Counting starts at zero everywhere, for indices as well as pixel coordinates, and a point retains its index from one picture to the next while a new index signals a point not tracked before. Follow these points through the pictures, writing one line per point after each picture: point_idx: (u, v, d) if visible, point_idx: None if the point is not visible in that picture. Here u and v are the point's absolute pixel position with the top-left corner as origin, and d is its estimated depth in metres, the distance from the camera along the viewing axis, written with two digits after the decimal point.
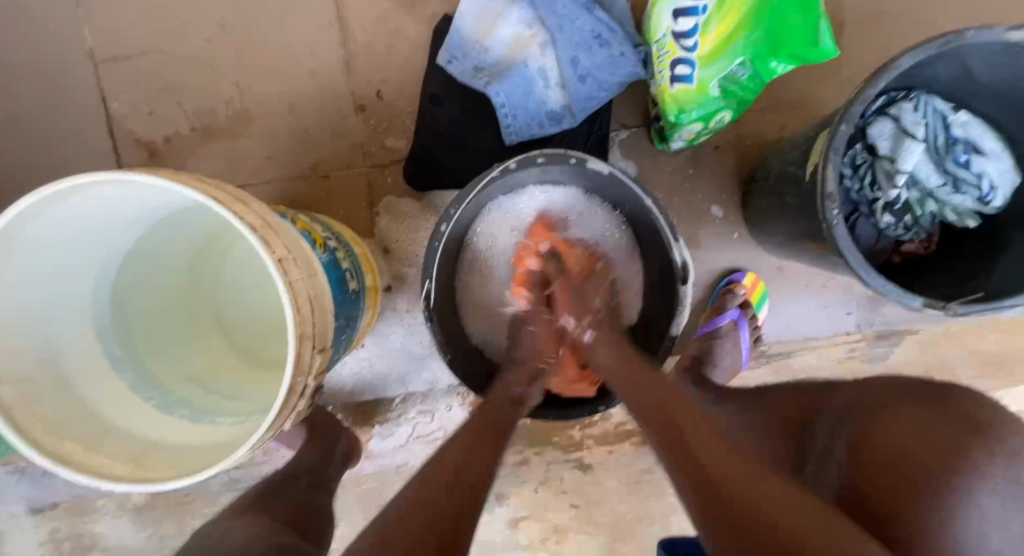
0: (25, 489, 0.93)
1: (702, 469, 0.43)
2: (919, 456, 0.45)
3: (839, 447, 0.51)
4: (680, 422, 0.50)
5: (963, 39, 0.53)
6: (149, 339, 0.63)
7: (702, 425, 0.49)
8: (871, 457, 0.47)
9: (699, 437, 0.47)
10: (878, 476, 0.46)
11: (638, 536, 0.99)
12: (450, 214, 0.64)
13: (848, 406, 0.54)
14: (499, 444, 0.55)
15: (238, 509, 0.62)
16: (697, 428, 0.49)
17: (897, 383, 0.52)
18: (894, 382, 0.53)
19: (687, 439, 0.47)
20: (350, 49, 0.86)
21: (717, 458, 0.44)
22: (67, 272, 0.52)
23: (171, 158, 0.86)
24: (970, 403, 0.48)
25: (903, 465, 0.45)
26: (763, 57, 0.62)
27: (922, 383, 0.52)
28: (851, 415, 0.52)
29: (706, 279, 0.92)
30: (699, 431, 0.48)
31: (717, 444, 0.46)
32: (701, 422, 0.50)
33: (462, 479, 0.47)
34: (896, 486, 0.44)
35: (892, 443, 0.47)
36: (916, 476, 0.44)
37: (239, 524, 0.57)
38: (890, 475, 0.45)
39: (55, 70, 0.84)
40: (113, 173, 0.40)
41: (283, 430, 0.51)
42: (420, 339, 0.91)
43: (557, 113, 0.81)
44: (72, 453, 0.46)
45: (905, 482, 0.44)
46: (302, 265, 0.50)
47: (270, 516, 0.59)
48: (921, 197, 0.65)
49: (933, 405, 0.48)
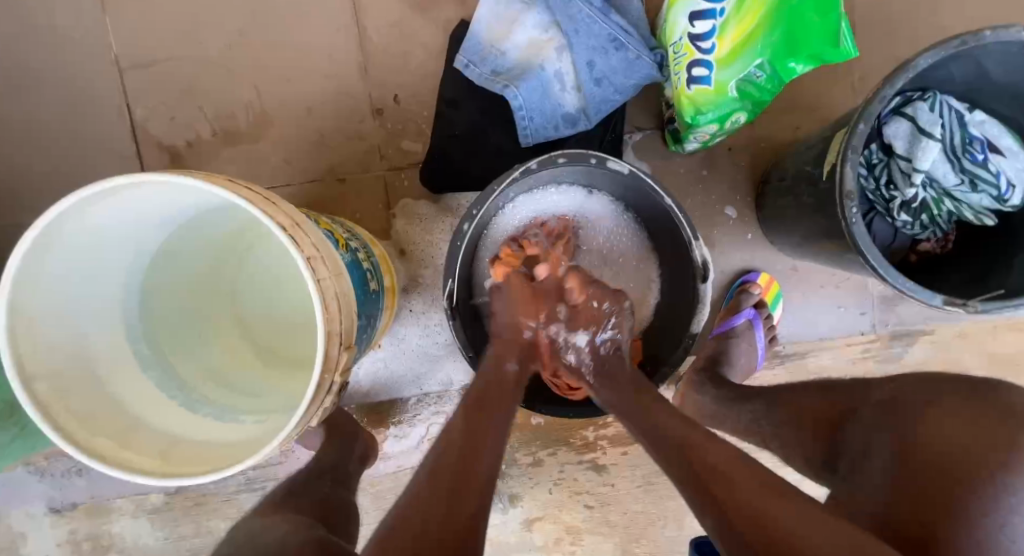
0: (47, 489, 0.95)
1: (705, 467, 0.45)
2: (966, 458, 0.45)
3: (876, 446, 0.52)
4: (680, 426, 0.51)
5: (981, 38, 0.53)
6: (175, 339, 0.64)
7: (694, 427, 0.51)
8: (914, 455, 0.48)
9: (696, 439, 0.48)
10: (920, 473, 0.46)
11: (652, 538, 0.99)
12: (472, 214, 0.65)
13: (885, 404, 0.54)
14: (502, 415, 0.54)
15: (270, 504, 0.63)
16: (706, 439, 0.48)
17: (938, 380, 0.52)
18: (931, 379, 0.53)
19: (688, 440, 0.48)
20: (367, 54, 0.88)
21: (726, 467, 0.44)
22: (97, 270, 0.53)
23: (193, 162, 0.87)
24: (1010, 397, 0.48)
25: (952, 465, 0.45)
26: (781, 57, 0.62)
27: (962, 378, 0.52)
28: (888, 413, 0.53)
29: (719, 280, 0.93)
30: (698, 434, 0.49)
31: (718, 444, 0.47)
32: (692, 425, 0.51)
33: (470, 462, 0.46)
34: (936, 483, 0.45)
35: (939, 443, 0.47)
36: (970, 479, 0.44)
37: (267, 521, 0.57)
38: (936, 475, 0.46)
39: (81, 76, 0.86)
40: (149, 174, 0.41)
41: (309, 427, 0.52)
42: (435, 340, 0.91)
43: (573, 115, 0.82)
44: (104, 448, 0.47)
45: (953, 484, 0.44)
46: (329, 264, 0.51)
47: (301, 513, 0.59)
48: (938, 196, 0.67)
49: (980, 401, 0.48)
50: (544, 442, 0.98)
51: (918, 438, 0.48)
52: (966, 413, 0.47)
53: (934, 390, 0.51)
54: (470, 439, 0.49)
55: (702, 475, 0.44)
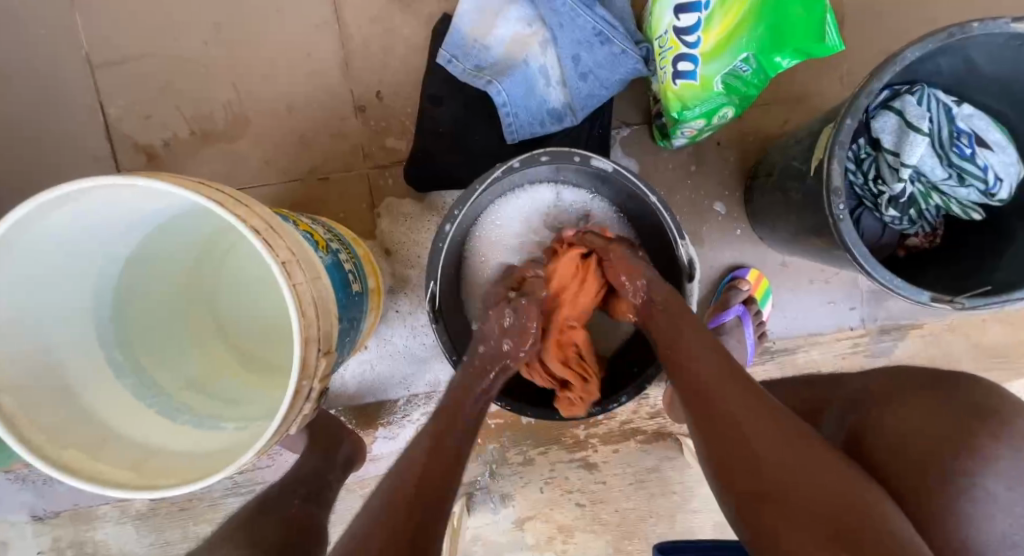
0: (28, 497, 0.93)
1: (742, 440, 0.44)
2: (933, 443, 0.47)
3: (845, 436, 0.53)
4: (722, 390, 0.50)
5: (968, 31, 0.52)
6: (152, 344, 0.63)
7: (748, 400, 0.48)
8: (881, 441, 0.49)
9: (733, 399, 0.48)
10: (891, 464, 0.47)
11: (645, 535, 0.99)
12: (453, 214, 0.64)
13: (857, 397, 0.55)
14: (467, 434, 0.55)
15: (230, 532, 0.63)
16: (731, 391, 0.49)
17: (903, 376, 0.54)
18: (907, 372, 0.54)
19: (723, 406, 0.48)
20: (348, 50, 0.86)
21: (771, 445, 0.43)
22: (65, 277, 0.51)
23: (170, 163, 0.85)
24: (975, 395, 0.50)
25: (917, 456, 0.47)
26: (769, 50, 0.61)
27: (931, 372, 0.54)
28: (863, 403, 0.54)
29: (709, 277, 0.92)
30: (742, 404, 0.48)
31: (766, 418, 0.46)
32: (735, 383, 0.50)
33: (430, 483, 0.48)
34: (911, 471, 0.46)
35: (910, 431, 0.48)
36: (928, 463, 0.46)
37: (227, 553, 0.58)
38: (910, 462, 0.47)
39: (51, 74, 0.83)
40: (114, 178, 0.40)
41: (289, 434, 0.50)
42: (422, 341, 0.90)
43: (559, 111, 0.81)
44: (74, 462, 0.45)
45: (921, 473, 0.46)
46: (306, 268, 0.49)
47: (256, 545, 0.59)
48: (927, 190, 0.66)
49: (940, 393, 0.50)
50: (534, 441, 0.97)
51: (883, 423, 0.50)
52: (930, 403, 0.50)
53: (901, 386, 0.53)
54: (435, 460, 0.50)
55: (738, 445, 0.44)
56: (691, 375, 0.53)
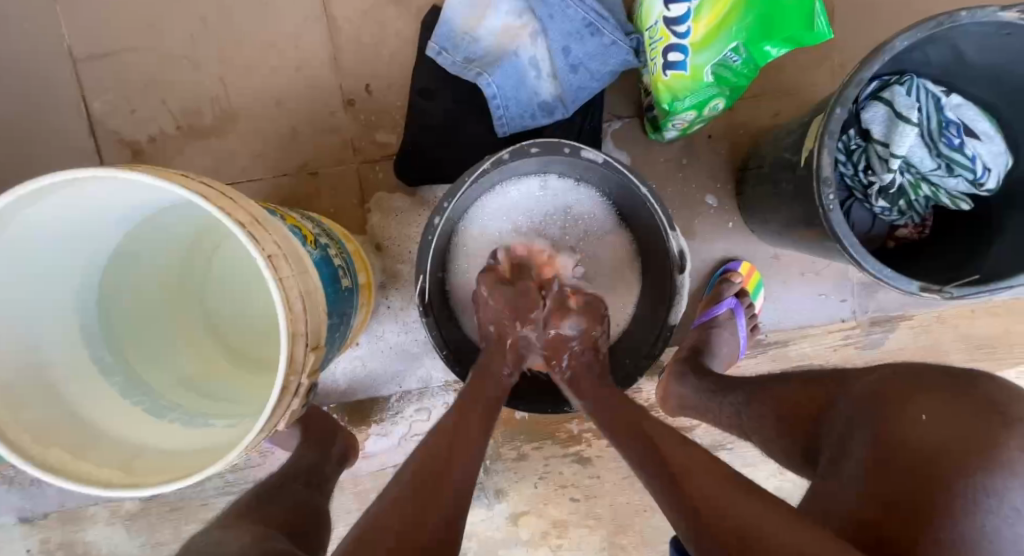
0: (16, 499, 0.92)
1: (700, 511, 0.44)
2: (947, 450, 0.43)
3: (857, 442, 0.49)
4: (702, 475, 0.47)
5: (956, 19, 0.52)
6: (136, 342, 0.62)
7: (707, 467, 0.48)
8: (894, 448, 0.45)
9: (700, 474, 0.48)
10: (903, 479, 0.44)
11: (639, 529, 0.99)
12: (443, 207, 0.63)
13: (868, 396, 0.51)
14: (485, 427, 0.57)
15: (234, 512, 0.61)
16: (697, 463, 0.49)
17: (917, 372, 0.49)
18: (919, 369, 0.50)
19: (685, 478, 0.48)
20: (337, 43, 0.85)
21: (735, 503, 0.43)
22: (52, 273, 0.51)
23: (157, 158, 0.84)
24: (997, 396, 0.45)
25: (922, 462, 0.44)
26: (757, 40, 0.62)
27: (946, 371, 0.49)
28: (873, 405, 0.49)
29: (700, 271, 0.92)
30: (704, 471, 0.48)
31: (721, 479, 0.47)
32: (702, 458, 0.50)
33: (444, 483, 0.48)
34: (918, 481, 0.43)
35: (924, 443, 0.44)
36: (938, 470, 0.43)
37: (232, 532, 0.55)
38: (914, 475, 0.43)
39: (34, 68, 0.82)
40: (95, 170, 0.39)
41: (277, 430, 0.50)
42: (414, 337, 0.90)
43: (550, 104, 0.80)
44: (58, 461, 0.44)
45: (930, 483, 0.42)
46: (293, 262, 0.49)
47: (265, 522, 0.58)
48: (916, 181, 0.66)
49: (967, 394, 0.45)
50: (528, 437, 0.97)
51: (894, 435, 0.46)
52: (949, 405, 0.45)
53: (914, 383, 0.48)
54: (453, 453, 0.52)
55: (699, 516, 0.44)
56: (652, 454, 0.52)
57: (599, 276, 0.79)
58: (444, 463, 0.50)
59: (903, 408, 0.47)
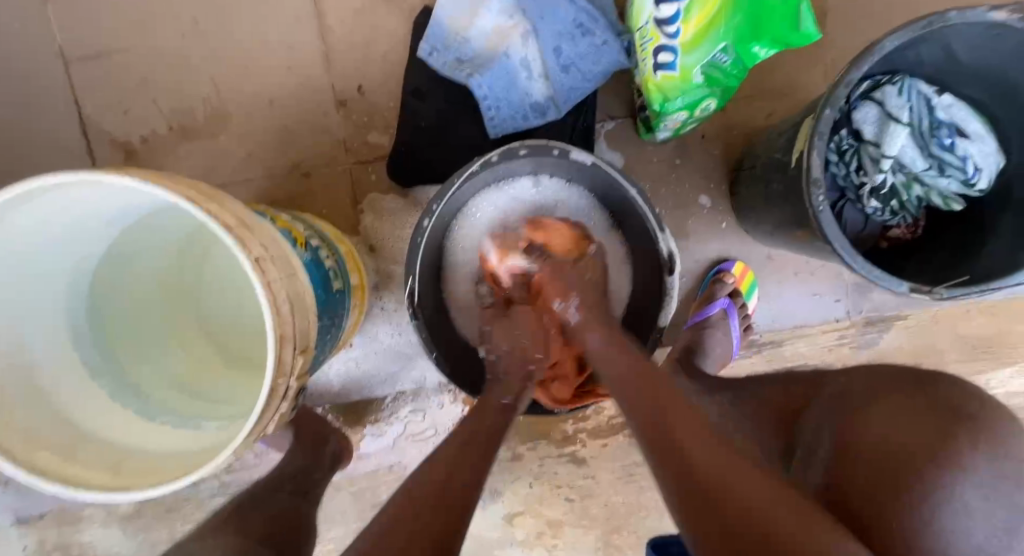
0: (11, 500, 0.92)
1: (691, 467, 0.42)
2: (907, 446, 0.44)
3: (826, 439, 0.50)
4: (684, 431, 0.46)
5: (946, 19, 0.52)
6: (125, 344, 0.62)
7: (693, 424, 0.47)
8: (862, 446, 0.46)
9: (700, 441, 0.44)
10: (867, 475, 0.45)
11: (634, 529, 0.99)
12: (432, 209, 0.63)
13: (836, 398, 0.53)
14: (490, 447, 0.55)
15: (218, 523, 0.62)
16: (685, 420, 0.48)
17: (885, 374, 0.51)
18: (886, 372, 0.51)
19: (683, 442, 0.45)
20: (329, 43, 0.85)
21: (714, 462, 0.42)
22: (37, 280, 0.51)
23: (149, 159, 0.84)
24: (955, 392, 0.47)
25: (888, 462, 0.44)
26: (745, 40, 0.62)
27: (908, 372, 0.51)
28: (839, 406, 0.51)
29: (695, 271, 0.92)
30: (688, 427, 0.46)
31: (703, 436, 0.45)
32: (697, 426, 0.47)
33: (448, 494, 0.46)
34: (878, 475, 0.44)
35: (884, 439, 0.45)
36: (906, 470, 0.43)
37: (212, 542, 0.56)
38: (876, 471, 0.45)
39: (25, 69, 0.82)
40: (80, 173, 0.39)
41: (267, 433, 0.50)
42: (408, 338, 0.89)
43: (542, 104, 0.80)
44: (47, 463, 0.44)
45: (892, 477, 0.43)
46: (280, 265, 0.48)
47: (244, 535, 0.58)
48: (908, 181, 0.65)
49: (922, 394, 0.47)
50: (523, 437, 0.97)
51: (858, 434, 0.47)
52: (910, 405, 0.46)
53: (884, 386, 0.49)
54: (456, 467, 0.50)
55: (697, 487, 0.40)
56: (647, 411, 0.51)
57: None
58: (440, 484, 0.47)
59: (864, 409, 0.48)
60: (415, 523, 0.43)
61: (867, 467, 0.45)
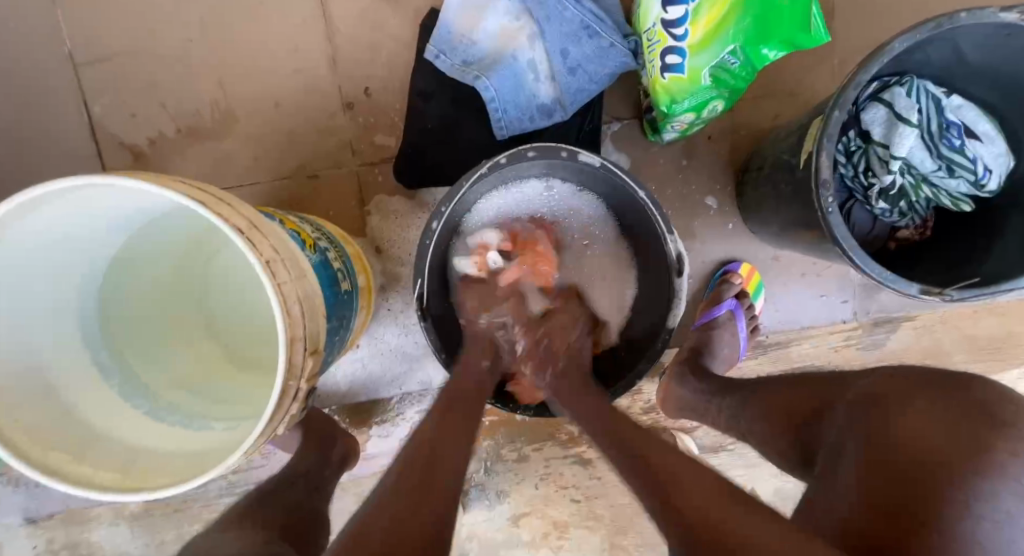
0: (21, 499, 0.92)
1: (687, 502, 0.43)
2: (940, 452, 0.42)
3: (851, 442, 0.48)
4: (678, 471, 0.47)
5: (955, 21, 0.52)
6: (135, 345, 0.62)
7: (686, 464, 0.49)
8: (890, 452, 0.44)
9: (696, 488, 0.44)
10: (887, 485, 0.43)
11: (640, 530, 0.99)
12: (440, 212, 0.63)
13: (859, 401, 0.51)
14: (469, 428, 0.56)
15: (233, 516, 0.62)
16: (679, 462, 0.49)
17: (912, 377, 0.49)
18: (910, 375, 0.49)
19: (673, 482, 0.46)
20: (335, 45, 0.85)
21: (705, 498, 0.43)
22: (43, 284, 0.50)
23: (157, 162, 0.85)
24: (989, 397, 0.45)
25: (917, 468, 0.42)
26: (754, 42, 0.61)
27: (935, 375, 0.48)
28: (863, 409, 0.49)
29: (701, 272, 0.92)
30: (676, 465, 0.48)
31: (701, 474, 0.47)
32: (691, 464, 0.48)
33: (432, 481, 0.46)
34: (909, 485, 0.42)
35: (913, 441, 0.44)
36: (939, 474, 0.41)
37: (229, 534, 0.57)
38: (906, 479, 0.42)
39: (34, 73, 0.82)
40: (93, 177, 0.39)
41: (276, 434, 0.50)
42: (414, 339, 0.90)
43: (548, 106, 0.80)
44: (59, 464, 0.45)
45: (916, 483, 0.41)
46: (290, 267, 0.49)
47: (266, 527, 0.59)
48: (916, 182, 0.65)
49: (951, 398, 0.45)
50: (529, 438, 0.97)
51: (886, 437, 0.45)
52: (939, 411, 0.45)
53: (908, 390, 0.47)
54: (438, 448, 0.51)
55: (695, 520, 0.41)
56: (630, 451, 0.53)
57: (595, 278, 0.79)
58: (426, 472, 0.47)
59: (890, 414, 0.46)
60: (399, 516, 0.41)
61: (894, 470, 0.43)
